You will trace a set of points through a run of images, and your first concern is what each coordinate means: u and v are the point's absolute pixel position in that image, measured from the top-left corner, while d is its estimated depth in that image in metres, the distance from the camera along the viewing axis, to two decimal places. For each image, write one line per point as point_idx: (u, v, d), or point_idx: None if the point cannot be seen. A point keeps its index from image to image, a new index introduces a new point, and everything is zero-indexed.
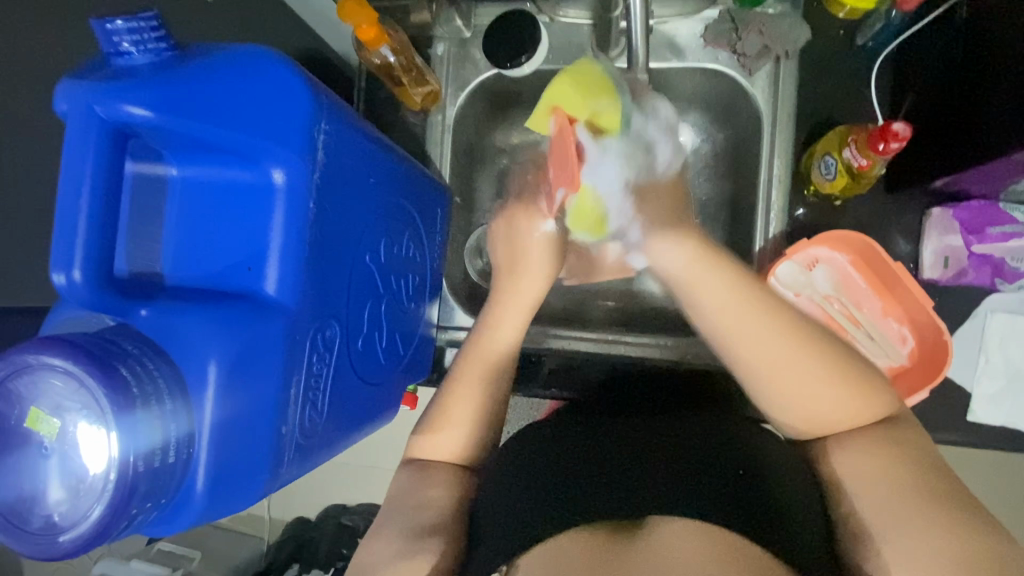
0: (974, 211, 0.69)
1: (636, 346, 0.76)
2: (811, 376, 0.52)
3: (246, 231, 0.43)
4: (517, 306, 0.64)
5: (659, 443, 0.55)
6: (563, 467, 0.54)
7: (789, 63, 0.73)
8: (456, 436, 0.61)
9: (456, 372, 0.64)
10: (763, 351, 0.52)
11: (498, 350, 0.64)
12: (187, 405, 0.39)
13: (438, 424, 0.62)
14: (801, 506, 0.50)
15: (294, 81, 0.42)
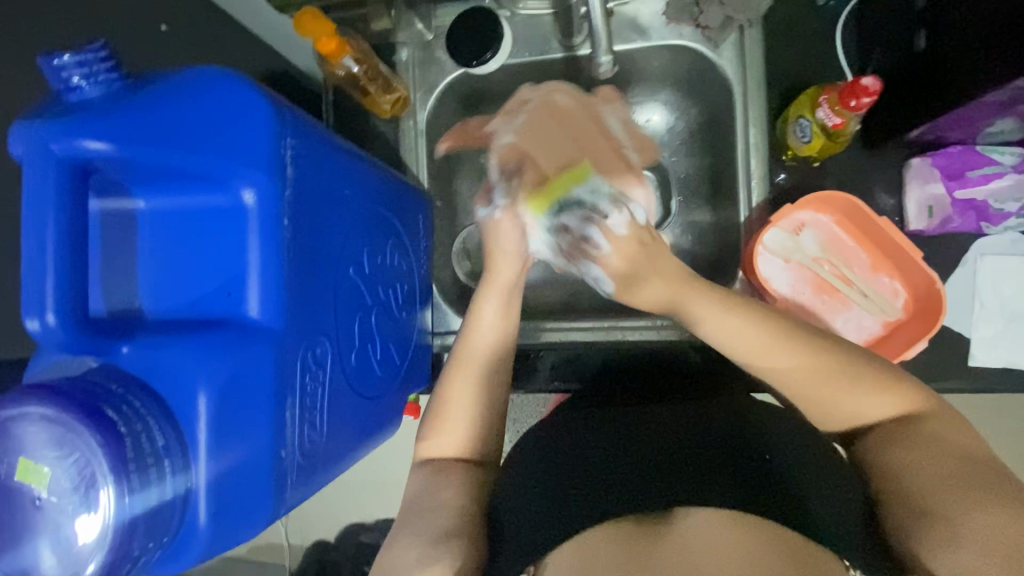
0: (951, 157, 0.70)
1: (634, 328, 0.74)
2: (814, 370, 0.53)
3: (223, 256, 0.42)
4: (499, 289, 0.65)
5: (667, 445, 0.58)
6: (568, 477, 0.57)
7: (753, 31, 0.74)
8: (456, 432, 0.60)
9: (451, 366, 0.63)
10: (776, 362, 0.54)
11: (488, 339, 0.64)
12: (180, 439, 0.38)
13: (440, 422, 0.61)
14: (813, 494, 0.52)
15: (254, 98, 0.41)
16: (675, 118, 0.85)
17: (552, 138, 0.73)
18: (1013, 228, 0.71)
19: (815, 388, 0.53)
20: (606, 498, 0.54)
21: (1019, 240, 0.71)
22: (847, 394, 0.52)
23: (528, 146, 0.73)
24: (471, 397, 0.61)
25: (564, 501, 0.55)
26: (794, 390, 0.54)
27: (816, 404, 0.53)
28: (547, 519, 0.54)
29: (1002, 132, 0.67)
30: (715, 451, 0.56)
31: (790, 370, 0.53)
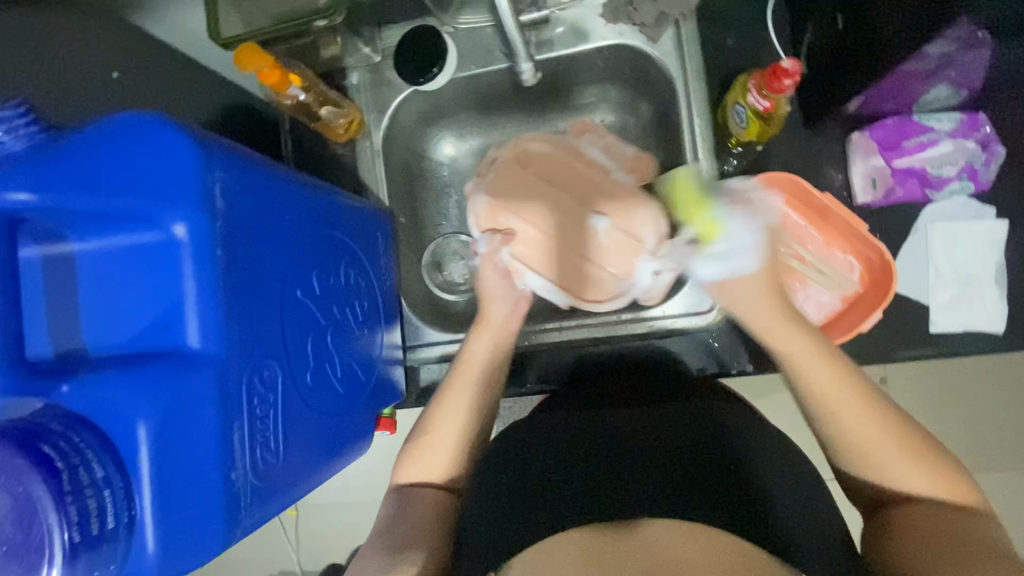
0: (888, 128, 0.70)
1: (642, 324, 0.74)
2: (888, 444, 0.52)
3: (160, 290, 0.44)
4: (491, 328, 0.67)
5: (640, 448, 0.60)
6: (532, 478, 0.60)
7: (689, 25, 0.78)
8: (443, 455, 0.60)
9: (444, 387, 0.64)
10: (859, 425, 0.52)
11: (479, 366, 0.65)
12: (122, 471, 0.40)
13: (422, 446, 0.61)
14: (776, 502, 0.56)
15: (174, 136, 0.43)
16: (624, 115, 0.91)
17: (540, 187, 0.72)
18: (958, 193, 0.70)
19: (876, 446, 0.52)
20: (574, 503, 0.57)
21: (968, 203, 0.71)
22: (888, 461, 0.52)
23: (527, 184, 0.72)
24: (461, 422, 0.62)
25: (532, 503, 0.58)
26: (860, 448, 0.53)
27: (862, 455, 0.53)
28: (517, 522, 0.57)
29: (938, 101, 0.69)
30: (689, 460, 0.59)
31: (855, 426, 0.52)
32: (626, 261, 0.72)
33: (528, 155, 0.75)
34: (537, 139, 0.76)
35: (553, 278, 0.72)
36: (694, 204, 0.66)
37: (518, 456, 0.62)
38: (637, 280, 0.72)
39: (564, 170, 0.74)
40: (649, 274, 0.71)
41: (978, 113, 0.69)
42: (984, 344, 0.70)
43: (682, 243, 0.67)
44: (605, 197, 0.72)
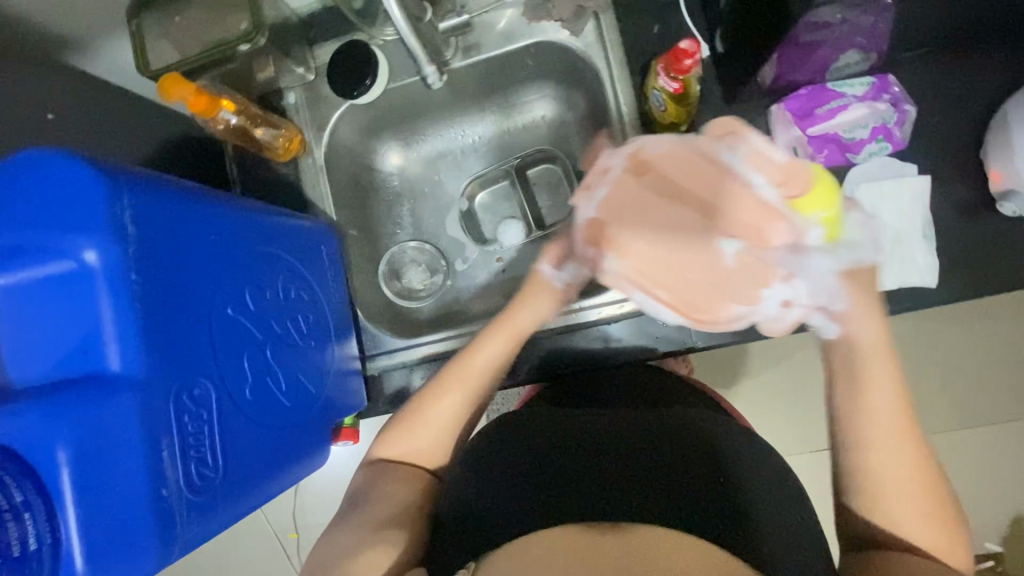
0: (804, 98, 0.72)
1: (596, 309, 0.78)
2: (912, 488, 0.54)
3: (76, 318, 0.44)
4: (511, 329, 0.70)
5: (635, 452, 0.61)
6: (508, 475, 0.60)
7: (608, 16, 0.80)
8: (428, 440, 0.68)
9: (440, 376, 0.69)
10: (895, 465, 0.54)
11: (483, 364, 0.69)
12: (46, 496, 0.41)
13: (413, 427, 0.68)
14: (760, 510, 0.57)
15: (81, 168, 0.44)
16: (560, 109, 0.94)
17: (654, 206, 0.59)
18: (875, 155, 0.72)
19: (896, 485, 0.54)
20: (571, 499, 0.56)
21: (889, 162, 0.72)
22: (892, 498, 0.55)
23: (631, 198, 0.61)
24: (448, 415, 0.68)
25: (527, 495, 0.57)
26: (880, 482, 0.55)
27: (874, 502, 0.55)
28: (510, 513, 0.57)
29: (851, 66, 0.71)
30: (661, 460, 0.60)
31: (889, 473, 0.55)
32: (751, 288, 0.57)
33: (653, 160, 0.61)
34: (736, 138, 0.58)
35: (671, 293, 0.59)
36: (834, 208, 0.56)
37: (515, 451, 0.63)
38: (764, 310, 0.58)
39: (737, 211, 0.57)
40: (777, 304, 0.58)
41: (887, 77, 0.71)
42: (922, 298, 0.71)
43: (812, 247, 0.56)
44: (745, 212, 0.57)
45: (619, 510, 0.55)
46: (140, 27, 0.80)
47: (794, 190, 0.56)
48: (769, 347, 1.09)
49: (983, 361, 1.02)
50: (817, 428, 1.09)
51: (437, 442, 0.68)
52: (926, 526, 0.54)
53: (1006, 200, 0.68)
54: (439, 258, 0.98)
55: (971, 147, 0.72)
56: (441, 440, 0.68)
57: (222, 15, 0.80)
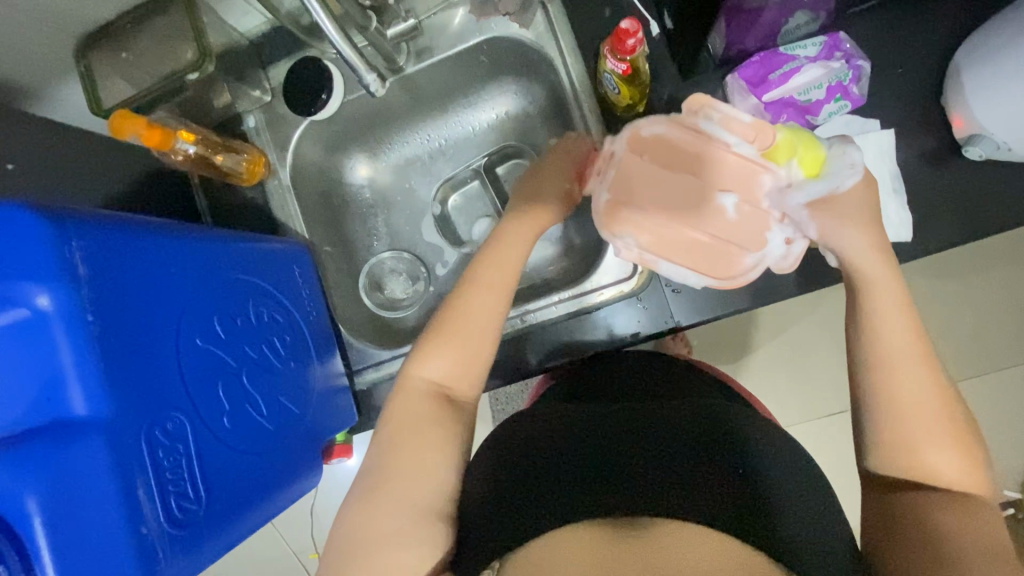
0: (756, 64, 0.71)
1: (596, 293, 0.81)
2: (930, 411, 0.57)
3: (35, 365, 0.44)
4: (532, 226, 0.74)
5: (654, 446, 0.58)
6: (526, 475, 0.58)
7: (555, 4, 0.80)
8: (458, 350, 0.70)
9: (472, 275, 0.72)
10: (912, 387, 0.57)
11: (508, 265, 0.72)
12: (20, 547, 0.41)
13: (442, 339, 0.70)
14: (769, 491, 0.54)
15: (22, 214, 0.43)
16: (523, 102, 0.93)
17: (659, 179, 0.65)
18: (837, 114, 0.71)
19: (916, 408, 0.57)
20: (584, 494, 0.54)
21: (853, 120, 0.71)
22: (917, 442, 0.56)
23: (641, 163, 0.66)
24: (477, 316, 0.70)
25: (538, 494, 0.55)
26: (904, 404, 0.57)
27: (902, 454, 0.57)
28: (521, 512, 0.54)
29: (801, 26, 0.71)
30: (696, 453, 0.57)
31: (912, 430, 0.56)
32: (757, 235, 0.65)
33: (657, 142, 0.65)
34: (709, 109, 0.63)
35: (679, 255, 0.67)
36: (811, 145, 0.62)
37: (528, 452, 0.60)
38: (771, 250, 0.65)
39: (717, 162, 0.64)
40: (781, 242, 0.65)
41: (839, 34, 0.69)
42: (899, 252, 0.71)
43: (790, 188, 0.63)
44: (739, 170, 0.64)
45: (636, 502, 0.52)
46: (90, 68, 0.80)
47: (763, 145, 0.62)
48: (760, 318, 1.09)
49: (974, 309, 1.01)
50: (816, 393, 1.08)
51: (474, 363, 0.70)
52: (948, 447, 0.56)
53: (971, 145, 0.66)
54: (418, 265, 0.97)
55: (931, 95, 0.71)
56: (475, 341, 0.70)
57: (168, 46, 0.80)
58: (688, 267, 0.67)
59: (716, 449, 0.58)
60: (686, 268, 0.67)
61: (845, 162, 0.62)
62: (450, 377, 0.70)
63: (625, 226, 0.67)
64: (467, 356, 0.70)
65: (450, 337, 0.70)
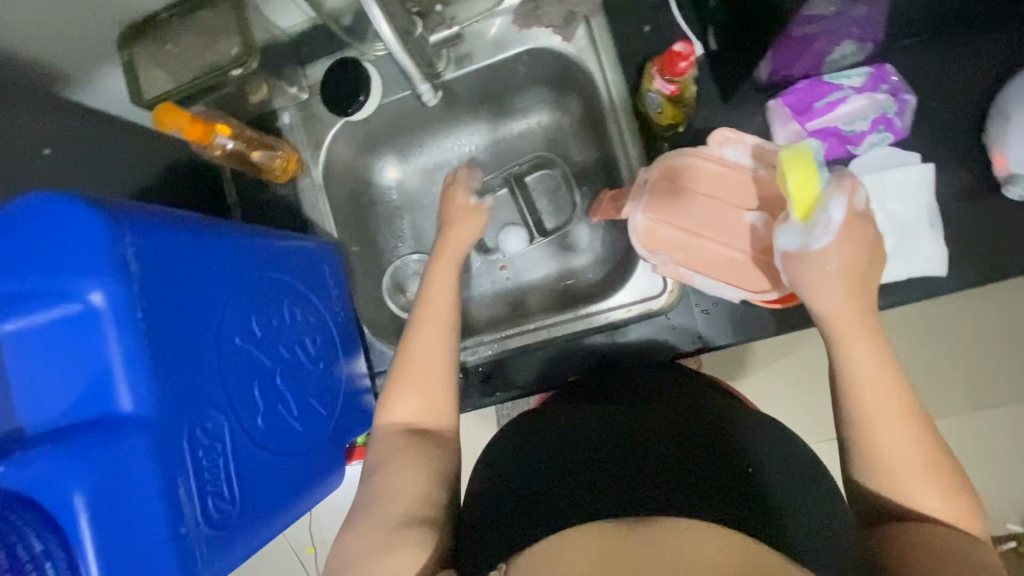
0: (802, 92, 0.71)
1: (622, 308, 0.81)
2: (921, 458, 0.55)
3: (83, 360, 0.44)
4: (447, 267, 0.77)
5: (679, 450, 0.58)
6: (551, 471, 0.58)
7: (598, 19, 0.80)
8: (415, 389, 0.70)
9: (414, 320, 0.73)
10: (893, 438, 0.56)
11: (439, 310, 0.74)
12: (63, 542, 0.41)
13: (397, 383, 0.70)
14: (795, 510, 0.53)
15: (81, 210, 0.44)
16: (558, 114, 0.93)
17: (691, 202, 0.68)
18: (879, 144, 0.71)
19: (898, 458, 0.55)
20: (612, 491, 0.53)
21: (891, 152, 0.72)
22: (902, 484, 0.55)
23: (681, 184, 0.69)
24: (431, 353, 0.71)
25: (565, 490, 0.55)
26: (885, 451, 0.56)
27: (876, 469, 0.56)
28: (547, 507, 0.54)
29: (846, 57, 0.71)
30: (721, 459, 0.57)
31: (889, 447, 0.56)
32: None
33: (681, 172, 0.69)
34: (735, 140, 0.68)
35: (713, 272, 0.68)
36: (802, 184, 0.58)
37: (551, 451, 0.60)
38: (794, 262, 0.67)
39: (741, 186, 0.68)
40: None
41: (885, 66, 0.70)
42: (933, 286, 0.71)
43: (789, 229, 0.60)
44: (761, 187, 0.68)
45: (664, 500, 0.52)
46: (132, 57, 0.80)
47: None
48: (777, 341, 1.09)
49: None
50: None
51: (439, 393, 0.70)
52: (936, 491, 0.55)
53: (1012, 184, 0.67)
54: None
55: (973, 131, 0.71)
56: (434, 369, 0.70)
57: (211, 39, 0.80)
58: (727, 284, 0.68)
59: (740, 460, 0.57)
60: (726, 282, 0.67)
61: (826, 218, 0.58)
62: (417, 414, 0.69)
63: (663, 242, 0.68)
64: (428, 389, 0.70)
65: (407, 378, 0.70)
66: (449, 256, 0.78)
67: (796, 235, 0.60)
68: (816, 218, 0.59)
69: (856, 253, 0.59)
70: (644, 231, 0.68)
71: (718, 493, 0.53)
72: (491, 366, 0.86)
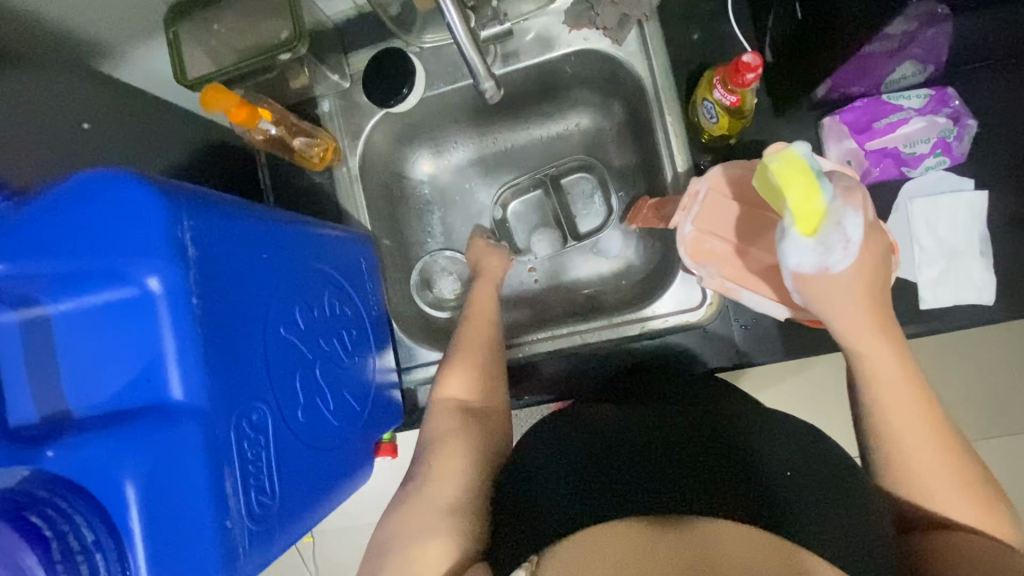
0: (858, 111, 0.71)
1: (659, 318, 0.79)
2: (949, 466, 0.53)
3: (137, 346, 0.44)
4: (489, 278, 0.87)
5: (715, 446, 0.55)
6: (581, 464, 0.55)
7: (651, 24, 0.79)
8: (467, 372, 0.74)
9: (465, 317, 0.81)
10: (921, 453, 0.53)
11: (489, 311, 0.82)
12: (113, 530, 0.40)
13: (452, 368, 0.75)
14: (839, 516, 0.51)
15: (140, 190, 0.42)
16: (600, 117, 0.92)
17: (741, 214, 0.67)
18: (934, 168, 0.71)
19: (925, 471, 0.53)
20: (647, 488, 0.51)
21: (945, 177, 0.71)
22: (931, 493, 0.53)
23: (732, 198, 0.67)
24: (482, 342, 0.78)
25: (597, 485, 0.52)
26: (905, 466, 0.54)
27: (907, 482, 0.54)
28: (578, 504, 0.51)
29: (906, 77, 0.70)
30: (764, 462, 0.53)
31: (921, 462, 0.53)
32: None
33: (736, 183, 0.68)
34: None
35: (760, 288, 0.67)
36: (807, 200, 0.47)
37: (580, 442, 0.58)
38: None
39: None
40: None
41: (947, 88, 0.70)
42: (982, 314, 0.69)
43: (795, 255, 0.49)
44: None
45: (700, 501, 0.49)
46: (178, 35, 0.78)
47: None
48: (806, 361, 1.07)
49: None
50: None
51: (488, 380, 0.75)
52: (964, 498, 0.52)
53: None
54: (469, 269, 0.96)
55: None
56: (480, 359, 0.76)
57: (260, 22, 0.79)
58: (778, 304, 0.67)
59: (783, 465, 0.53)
60: (773, 298, 0.66)
61: (842, 235, 0.48)
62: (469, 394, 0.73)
63: (709, 255, 0.68)
64: (479, 375, 0.74)
65: (461, 360, 0.75)
66: (482, 280, 0.86)
67: (813, 256, 0.49)
68: (826, 235, 0.48)
69: (877, 265, 0.51)
70: (690, 243, 0.68)
71: (758, 499, 0.50)
72: (519, 369, 0.85)
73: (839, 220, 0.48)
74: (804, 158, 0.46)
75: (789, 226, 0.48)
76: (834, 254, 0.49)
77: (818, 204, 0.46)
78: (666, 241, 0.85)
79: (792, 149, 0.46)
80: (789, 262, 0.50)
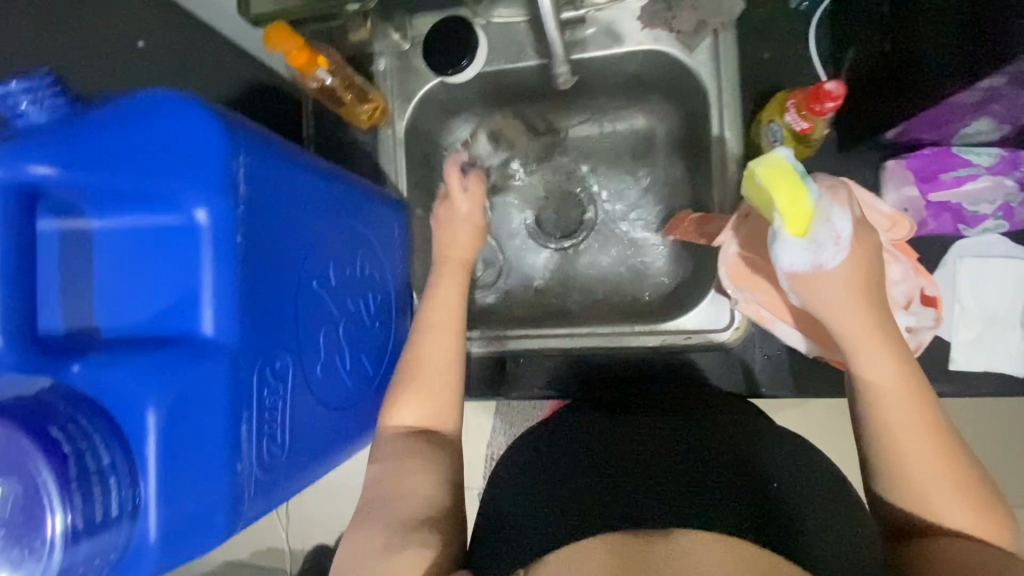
0: (926, 158, 0.70)
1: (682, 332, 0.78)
2: (945, 467, 0.49)
3: (177, 274, 0.43)
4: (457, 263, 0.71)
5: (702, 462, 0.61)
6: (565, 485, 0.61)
7: (727, 35, 0.76)
8: (420, 401, 0.63)
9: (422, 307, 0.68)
10: (919, 458, 0.49)
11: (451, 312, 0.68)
12: (127, 455, 0.40)
13: (407, 386, 0.63)
14: (815, 522, 0.56)
15: (202, 120, 0.41)
16: (656, 121, 0.89)
17: None
18: (992, 231, 0.69)
19: (919, 476, 0.49)
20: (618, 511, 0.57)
21: (999, 242, 0.69)
22: (925, 494, 0.49)
23: None
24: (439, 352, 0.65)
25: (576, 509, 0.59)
26: (896, 475, 0.50)
27: (896, 478, 0.50)
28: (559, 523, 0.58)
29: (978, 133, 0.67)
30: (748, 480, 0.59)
31: (918, 473, 0.49)
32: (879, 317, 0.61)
33: None
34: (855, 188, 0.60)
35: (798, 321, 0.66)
36: (793, 200, 0.45)
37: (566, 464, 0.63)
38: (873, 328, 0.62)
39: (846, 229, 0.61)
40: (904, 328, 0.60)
41: (1019, 151, 0.68)
42: (1011, 384, 0.68)
43: (786, 256, 0.47)
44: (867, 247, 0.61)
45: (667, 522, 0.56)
46: None
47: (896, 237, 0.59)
48: None
49: None
50: None
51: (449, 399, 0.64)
52: (956, 496, 0.49)
53: None
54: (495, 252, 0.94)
55: None
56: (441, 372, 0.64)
57: None
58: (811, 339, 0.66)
59: (763, 481, 0.59)
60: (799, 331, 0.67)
61: (833, 231, 0.46)
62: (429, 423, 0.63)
63: (751, 280, 0.66)
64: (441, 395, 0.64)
65: (416, 381, 0.64)
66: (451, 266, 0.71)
67: (807, 255, 0.46)
68: (817, 233, 0.46)
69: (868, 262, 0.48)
70: (732, 264, 0.66)
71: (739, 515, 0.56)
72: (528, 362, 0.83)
73: (828, 215, 0.46)
74: (785, 158, 0.45)
75: (778, 228, 0.46)
76: (825, 252, 0.46)
77: (802, 201, 0.45)
78: (703, 257, 0.83)
79: (775, 154, 0.46)
80: (781, 264, 0.48)
